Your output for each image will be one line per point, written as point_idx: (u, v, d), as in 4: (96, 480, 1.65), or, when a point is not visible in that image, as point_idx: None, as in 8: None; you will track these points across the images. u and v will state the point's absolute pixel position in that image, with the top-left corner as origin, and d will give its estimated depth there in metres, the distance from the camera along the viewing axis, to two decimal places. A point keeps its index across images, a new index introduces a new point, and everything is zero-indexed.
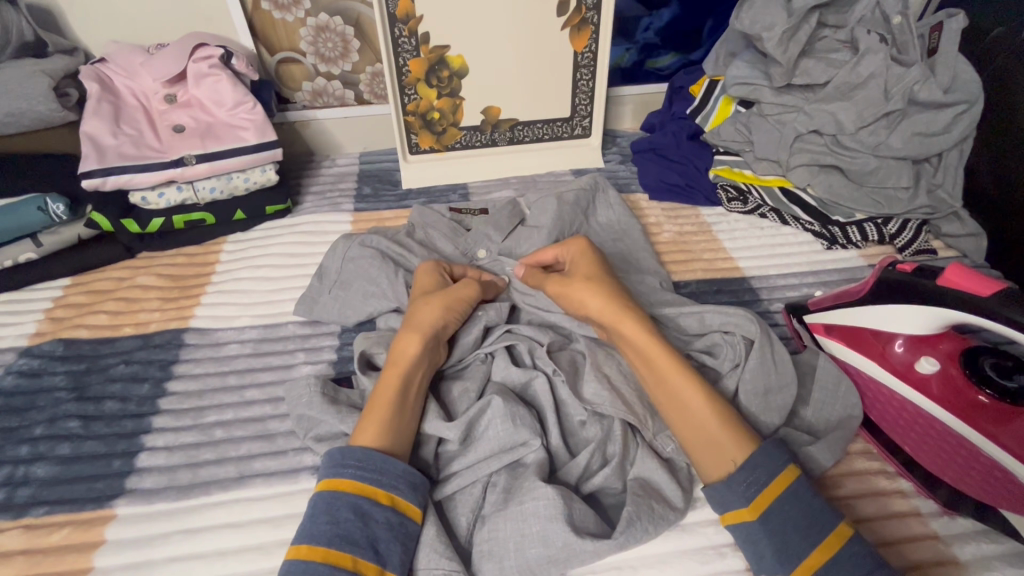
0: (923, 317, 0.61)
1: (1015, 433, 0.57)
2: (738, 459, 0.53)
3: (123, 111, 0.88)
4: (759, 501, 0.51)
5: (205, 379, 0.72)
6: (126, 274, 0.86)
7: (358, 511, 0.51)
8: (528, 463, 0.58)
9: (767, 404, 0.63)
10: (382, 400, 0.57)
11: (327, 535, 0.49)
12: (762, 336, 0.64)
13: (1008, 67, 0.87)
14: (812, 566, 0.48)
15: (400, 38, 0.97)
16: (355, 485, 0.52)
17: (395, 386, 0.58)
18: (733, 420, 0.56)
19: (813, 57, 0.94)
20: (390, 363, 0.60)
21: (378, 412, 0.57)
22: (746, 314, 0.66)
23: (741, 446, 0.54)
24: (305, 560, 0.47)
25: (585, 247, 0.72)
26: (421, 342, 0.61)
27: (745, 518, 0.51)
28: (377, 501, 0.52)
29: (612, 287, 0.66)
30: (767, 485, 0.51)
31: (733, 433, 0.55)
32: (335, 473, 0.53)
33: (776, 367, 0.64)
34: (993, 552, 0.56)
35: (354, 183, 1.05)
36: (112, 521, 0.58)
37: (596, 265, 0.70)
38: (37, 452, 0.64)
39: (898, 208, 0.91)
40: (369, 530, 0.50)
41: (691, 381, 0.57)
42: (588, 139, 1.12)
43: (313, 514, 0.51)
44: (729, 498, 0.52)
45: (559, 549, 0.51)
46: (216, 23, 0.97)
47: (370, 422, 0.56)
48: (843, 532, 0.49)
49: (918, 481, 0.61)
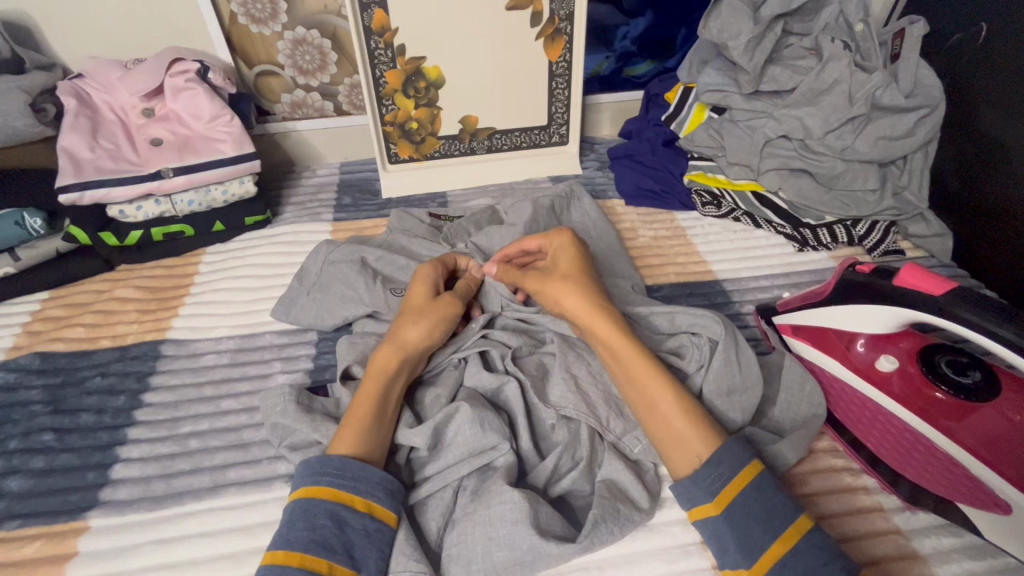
0: (882, 316, 0.62)
1: (970, 427, 0.58)
2: (701, 456, 0.54)
3: (101, 126, 0.88)
4: (723, 495, 0.52)
5: (181, 390, 0.72)
6: (105, 286, 0.87)
7: (335, 517, 0.52)
8: (497, 467, 0.59)
9: (731, 403, 0.64)
10: (359, 411, 0.58)
11: (303, 541, 0.50)
12: (726, 336, 0.66)
13: (968, 71, 0.89)
14: (772, 558, 0.49)
15: (376, 50, 0.98)
16: (337, 492, 0.53)
17: (373, 399, 0.59)
18: (706, 421, 0.56)
19: (780, 64, 0.96)
20: (369, 373, 0.61)
21: (357, 421, 0.57)
22: (713, 316, 0.68)
23: (706, 443, 0.55)
24: (280, 565, 0.48)
25: (567, 243, 0.72)
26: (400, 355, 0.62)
27: (710, 511, 0.52)
28: (354, 507, 0.53)
29: (588, 282, 0.67)
30: (727, 482, 0.52)
31: (702, 429, 0.56)
32: (314, 481, 0.53)
33: (740, 367, 0.65)
34: (953, 545, 0.58)
35: (334, 193, 1.06)
36: (85, 533, 0.59)
37: (577, 260, 0.70)
38: (11, 465, 0.65)
39: (865, 210, 0.93)
40: (345, 536, 0.51)
41: (663, 380, 0.58)
42: (565, 146, 1.14)
43: (290, 520, 0.52)
44: (696, 495, 0.53)
45: (525, 552, 0.52)
46: (194, 37, 0.98)
47: (349, 431, 0.57)
48: (804, 526, 0.50)
49: (883, 479, 0.62)
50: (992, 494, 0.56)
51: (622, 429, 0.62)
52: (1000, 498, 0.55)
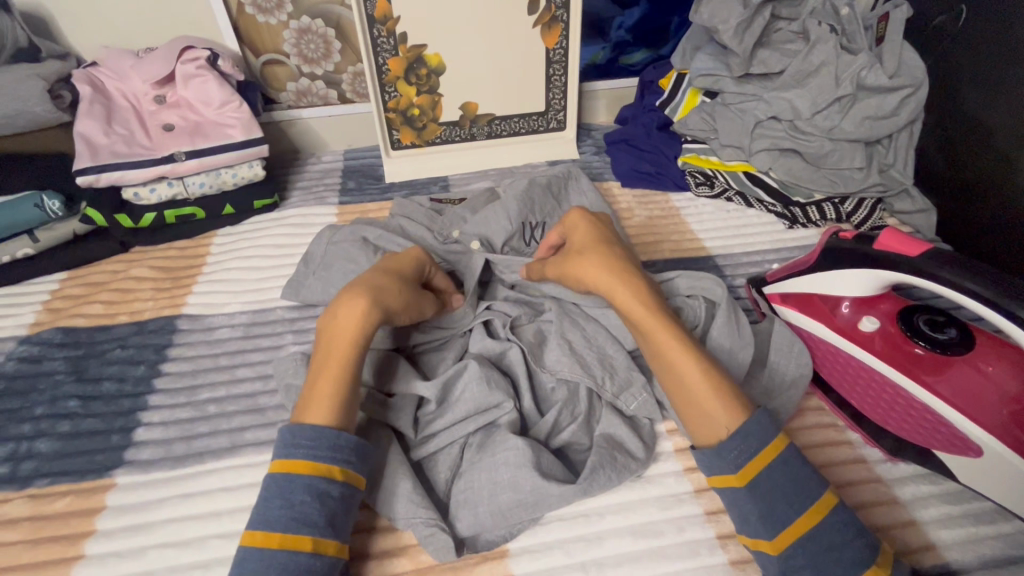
0: (862, 278, 0.66)
1: (945, 378, 0.61)
2: (728, 428, 0.54)
3: (115, 112, 0.92)
4: (747, 470, 0.52)
5: (197, 360, 0.76)
6: (121, 266, 0.90)
7: (313, 492, 0.51)
8: (500, 423, 0.62)
9: (729, 361, 0.68)
10: (324, 391, 0.56)
11: (282, 520, 0.50)
12: (727, 298, 0.71)
13: (949, 52, 0.93)
14: (796, 531, 0.50)
15: (379, 38, 1.02)
16: (312, 467, 0.52)
17: (337, 376, 0.57)
18: (731, 393, 0.55)
19: (769, 48, 1.00)
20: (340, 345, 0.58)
21: (329, 397, 0.56)
22: (714, 280, 0.73)
23: (730, 414, 0.54)
24: (262, 547, 0.49)
25: (580, 220, 0.70)
26: (366, 318, 0.58)
27: (732, 482, 0.53)
28: (332, 478, 0.53)
29: (608, 254, 0.65)
30: (753, 455, 0.52)
31: (726, 401, 0.55)
32: (288, 454, 0.53)
33: (740, 328, 0.69)
34: (930, 492, 0.62)
35: (339, 178, 1.10)
36: (112, 489, 0.62)
37: (594, 233, 0.68)
38: (39, 429, 0.68)
39: (852, 187, 0.96)
40: (326, 508, 0.51)
41: (688, 353, 0.57)
42: (563, 131, 1.17)
43: (268, 497, 0.52)
44: (714, 468, 0.53)
45: (528, 493, 0.56)
46: (202, 27, 1.01)
47: (321, 406, 0.55)
48: (831, 500, 0.52)
49: (865, 432, 0.67)
50: (966, 439, 0.59)
51: (616, 389, 0.65)
52: (973, 443, 0.58)
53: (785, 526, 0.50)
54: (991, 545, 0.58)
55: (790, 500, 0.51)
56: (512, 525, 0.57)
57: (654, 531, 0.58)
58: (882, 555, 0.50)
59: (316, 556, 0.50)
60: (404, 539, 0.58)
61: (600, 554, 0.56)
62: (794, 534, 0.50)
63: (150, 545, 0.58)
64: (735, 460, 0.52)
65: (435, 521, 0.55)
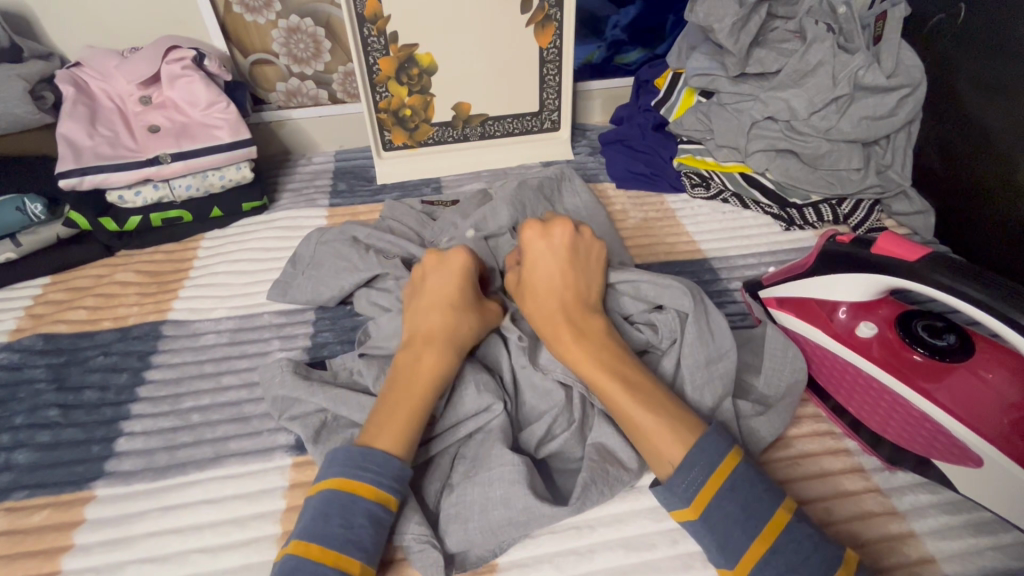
0: (860, 284, 0.65)
1: (946, 387, 0.60)
2: (674, 462, 0.53)
3: (99, 113, 0.90)
4: (698, 500, 0.51)
5: (182, 368, 0.74)
6: (105, 271, 0.88)
7: (373, 518, 0.51)
8: (491, 428, 0.61)
9: (710, 373, 0.65)
10: (400, 414, 0.56)
11: (340, 539, 0.49)
12: (696, 308, 0.66)
13: (947, 52, 0.91)
14: (751, 557, 0.49)
15: (370, 37, 1.00)
16: (378, 492, 0.52)
17: (415, 399, 0.57)
18: (678, 428, 0.54)
19: (765, 47, 0.98)
20: (413, 376, 0.59)
21: (400, 424, 0.55)
22: (680, 287, 0.68)
23: (674, 450, 0.53)
24: (314, 562, 0.48)
25: (531, 249, 0.68)
26: (444, 362, 0.60)
27: (688, 516, 0.52)
28: (393, 508, 0.52)
29: (547, 290, 0.65)
30: (702, 487, 0.51)
31: (673, 433, 0.54)
32: (351, 475, 0.52)
33: (714, 334, 0.66)
34: (929, 502, 0.61)
35: (330, 179, 1.08)
36: (91, 502, 0.61)
37: (540, 263, 0.67)
38: (18, 439, 0.66)
39: (850, 188, 0.95)
40: (379, 535, 0.51)
41: (624, 389, 0.57)
42: (557, 132, 1.15)
43: (326, 512, 0.50)
44: (691, 486, 0.51)
45: (519, 511, 0.54)
46: (189, 26, 0.99)
47: (390, 431, 0.55)
48: (781, 518, 0.50)
49: (863, 441, 0.65)
50: (966, 448, 0.58)
51: None
52: (973, 453, 0.57)
53: (742, 554, 0.49)
54: (991, 556, 0.56)
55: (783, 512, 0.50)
56: (502, 541, 0.55)
57: (647, 543, 0.56)
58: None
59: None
60: (392, 553, 0.56)
61: (591, 568, 0.55)
62: (753, 561, 0.48)
63: (129, 560, 0.56)
64: (684, 493, 0.52)
65: (426, 537, 0.54)
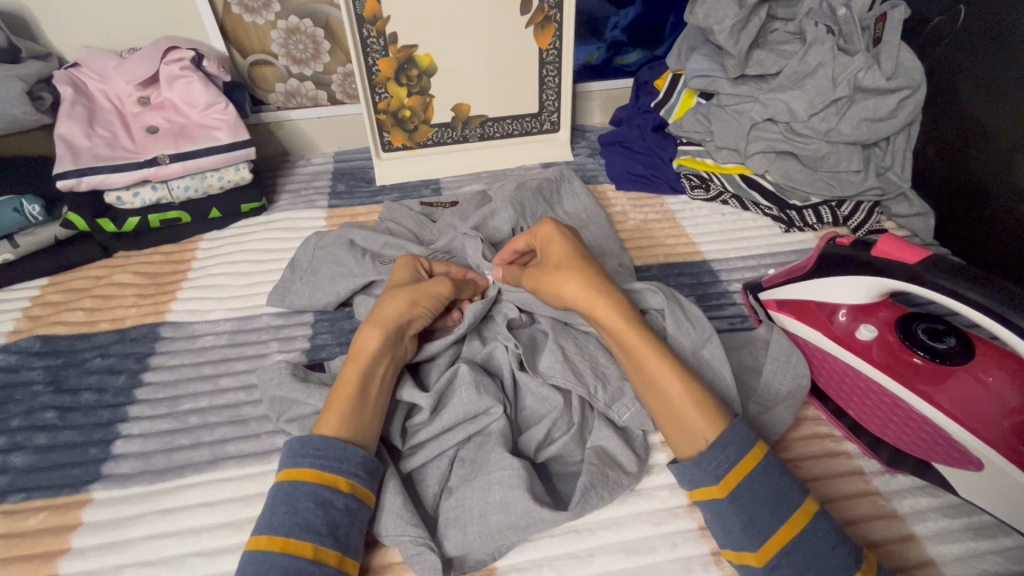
0: (859, 286, 0.64)
1: (948, 391, 0.60)
2: (709, 439, 0.53)
3: (97, 114, 0.90)
4: (728, 478, 0.51)
5: (180, 369, 0.74)
6: (103, 272, 0.88)
7: (318, 499, 0.51)
8: (491, 431, 0.61)
9: (697, 360, 0.66)
10: (344, 388, 0.57)
11: (285, 525, 0.50)
12: (670, 303, 0.68)
13: (947, 54, 0.91)
14: (779, 541, 0.49)
15: (369, 38, 1.00)
16: (318, 474, 0.52)
17: (358, 374, 0.58)
18: (705, 403, 0.55)
19: (765, 48, 0.98)
20: (351, 356, 0.60)
21: (340, 403, 0.56)
22: (652, 286, 0.69)
23: (711, 424, 0.54)
24: (264, 551, 0.48)
25: (554, 233, 0.67)
26: (385, 338, 0.60)
27: (715, 494, 0.52)
28: (338, 488, 0.52)
29: (588, 269, 0.63)
30: (731, 467, 0.52)
31: (706, 411, 0.54)
32: (295, 463, 0.53)
33: (693, 321, 0.68)
34: (929, 505, 0.61)
35: (329, 181, 1.08)
36: (88, 505, 0.60)
37: (570, 246, 0.66)
38: (14, 442, 0.66)
39: (849, 191, 0.95)
40: (329, 517, 0.51)
41: (668, 365, 0.57)
42: (556, 133, 1.15)
43: (273, 504, 0.51)
44: (699, 476, 0.53)
45: (519, 516, 0.54)
46: (188, 27, 0.99)
47: (333, 412, 0.56)
48: (810, 507, 0.51)
49: (863, 444, 0.65)
50: (966, 452, 0.58)
51: (608, 398, 0.63)
52: (973, 456, 0.57)
53: (768, 534, 0.50)
54: (991, 560, 0.56)
55: (779, 499, 0.51)
56: (500, 545, 0.55)
57: (647, 547, 0.56)
58: (869, 562, 0.50)
59: (317, 564, 0.49)
60: (390, 556, 0.56)
61: (590, 571, 0.54)
62: (779, 545, 0.49)
63: (126, 563, 0.56)
64: (690, 478, 0.53)
65: (424, 540, 0.53)
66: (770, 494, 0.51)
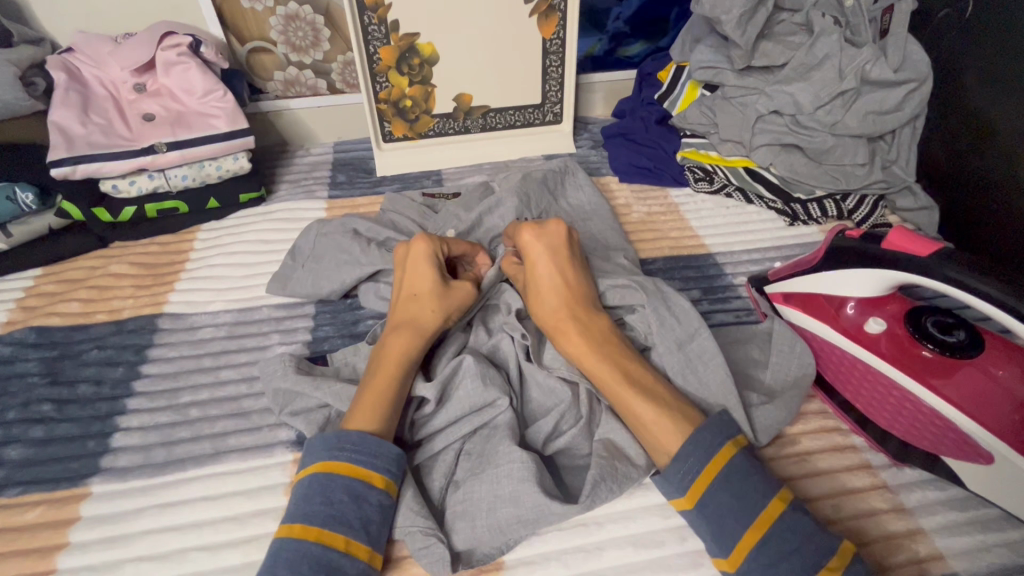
0: (869, 280, 0.64)
1: (956, 384, 0.59)
2: (671, 452, 0.54)
3: (91, 101, 0.88)
4: (692, 491, 0.52)
5: (180, 361, 0.73)
6: (99, 262, 0.86)
7: (353, 493, 0.51)
8: (497, 424, 0.60)
9: (687, 356, 0.65)
10: (380, 388, 0.57)
11: (320, 515, 0.49)
12: (652, 300, 0.67)
13: (954, 48, 0.91)
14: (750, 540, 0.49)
15: (370, 26, 0.98)
16: (356, 468, 0.52)
17: (394, 375, 0.58)
18: (679, 415, 0.55)
19: (771, 40, 0.97)
20: (384, 357, 0.59)
21: (377, 401, 0.56)
22: (631, 283, 0.69)
23: (674, 438, 0.54)
24: (298, 540, 0.48)
25: (529, 248, 0.67)
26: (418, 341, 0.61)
27: (683, 506, 0.53)
28: (372, 484, 0.52)
29: (559, 290, 0.64)
30: (696, 477, 0.52)
31: (677, 423, 0.55)
32: (331, 456, 0.52)
33: (675, 315, 0.67)
34: (936, 498, 0.61)
35: (329, 171, 1.06)
36: (86, 499, 0.59)
37: (541, 264, 0.65)
38: (10, 435, 0.65)
39: (854, 183, 0.94)
40: (363, 511, 0.51)
41: (630, 385, 0.57)
42: (559, 125, 1.14)
43: (307, 493, 0.51)
44: (668, 489, 0.53)
45: (530, 509, 0.54)
46: (184, 12, 0.97)
47: (367, 410, 0.56)
48: None
49: (870, 437, 0.65)
50: (976, 445, 0.57)
51: None
52: (982, 449, 0.57)
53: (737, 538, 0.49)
54: (998, 554, 0.56)
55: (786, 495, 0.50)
56: (510, 539, 0.54)
57: (655, 541, 0.56)
58: (840, 555, 0.48)
59: (348, 557, 0.49)
60: (400, 550, 0.55)
61: (598, 565, 0.54)
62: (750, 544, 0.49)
63: (126, 558, 0.55)
64: (679, 481, 0.52)
65: (433, 533, 0.53)
66: (776, 487, 0.51)
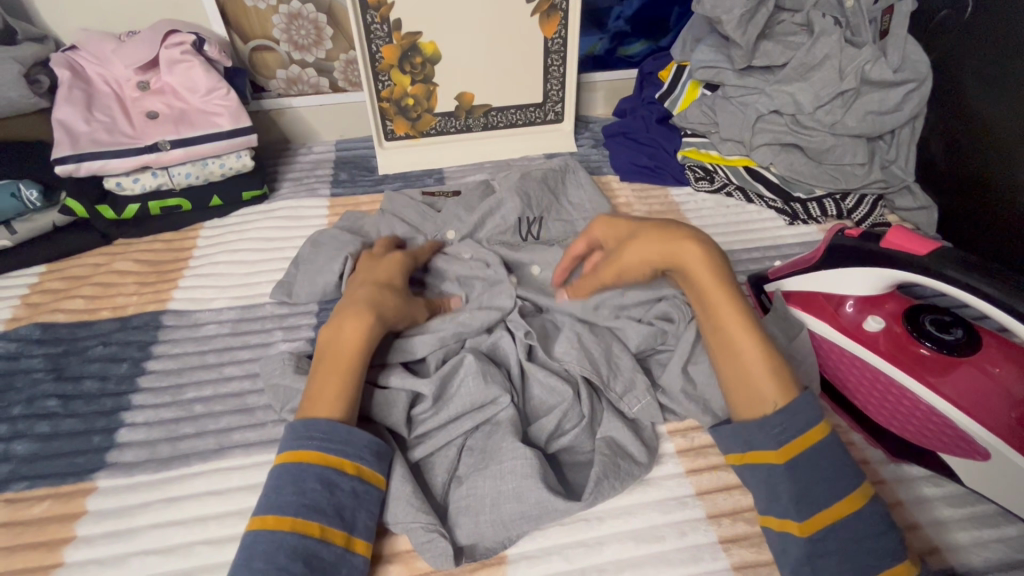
0: (867, 279, 0.65)
1: (954, 382, 0.60)
2: (778, 402, 0.54)
3: (95, 98, 0.88)
4: (791, 445, 0.52)
5: (184, 358, 0.73)
6: (103, 260, 0.87)
7: (325, 481, 0.52)
8: (499, 420, 0.61)
9: None
10: (337, 376, 0.56)
11: (294, 505, 0.50)
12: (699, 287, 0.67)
13: (953, 49, 0.91)
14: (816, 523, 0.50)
15: (373, 25, 0.98)
16: (323, 457, 0.53)
17: (351, 362, 0.57)
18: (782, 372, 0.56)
19: (772, 39, 0.97)
20: (340, 342, 0.58)
21: (334, 388, 0.56)
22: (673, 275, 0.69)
23: (782, 391, 0.54)
24: (272, 530, 0.49)
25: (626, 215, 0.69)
26: (375, 330, 0.60)
27: (773, 459, 0.52)
28: (344, 471, 0.53)
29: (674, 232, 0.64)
30: (796, 435, 0.52)
31: (780, 377, 0.55)
32: (302, 445, 0.53)
33: None
34: (934, 495, 0.61)
35: (330, 169, 1.06)
36: (92, 494, 0.60)
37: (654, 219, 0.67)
38: (16, 430, 0.65)
39: (854, 183, 0.95)
40: (336, 499, 0.51)
41: (753, 331, 0.57)
42: (560, 124, 1.14)
43: (278, 484, 0.51)
44: (759, 440, 0.53)
45: (532, 505, 0.54)
46: (188, 11, 0.98)
47: (326, 398, 0.55)
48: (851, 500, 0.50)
49: (868, 433, 0.66)
50: (972, 442, 0.58)
51: (620, 390, 0.64)
52: (979, 447, 0.58)
53: (814, 512, 0.50)
54: (995, 549, 0.57)
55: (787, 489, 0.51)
56: (512, 534, 0.55)
57: (656, 536, 0.56)
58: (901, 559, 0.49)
59: (324, 544, 0.49)
60: (400, 544, 0.56)
61: (600, 559, 0.55)
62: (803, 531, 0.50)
63: (133, 552, 0.56)
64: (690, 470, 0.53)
65: (435, 528, 0.53)
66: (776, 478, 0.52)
